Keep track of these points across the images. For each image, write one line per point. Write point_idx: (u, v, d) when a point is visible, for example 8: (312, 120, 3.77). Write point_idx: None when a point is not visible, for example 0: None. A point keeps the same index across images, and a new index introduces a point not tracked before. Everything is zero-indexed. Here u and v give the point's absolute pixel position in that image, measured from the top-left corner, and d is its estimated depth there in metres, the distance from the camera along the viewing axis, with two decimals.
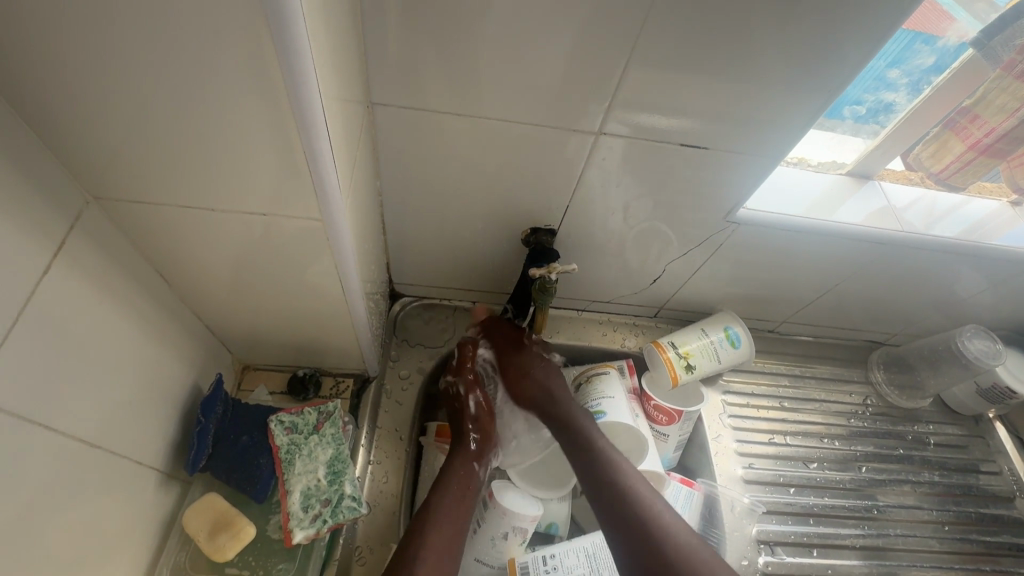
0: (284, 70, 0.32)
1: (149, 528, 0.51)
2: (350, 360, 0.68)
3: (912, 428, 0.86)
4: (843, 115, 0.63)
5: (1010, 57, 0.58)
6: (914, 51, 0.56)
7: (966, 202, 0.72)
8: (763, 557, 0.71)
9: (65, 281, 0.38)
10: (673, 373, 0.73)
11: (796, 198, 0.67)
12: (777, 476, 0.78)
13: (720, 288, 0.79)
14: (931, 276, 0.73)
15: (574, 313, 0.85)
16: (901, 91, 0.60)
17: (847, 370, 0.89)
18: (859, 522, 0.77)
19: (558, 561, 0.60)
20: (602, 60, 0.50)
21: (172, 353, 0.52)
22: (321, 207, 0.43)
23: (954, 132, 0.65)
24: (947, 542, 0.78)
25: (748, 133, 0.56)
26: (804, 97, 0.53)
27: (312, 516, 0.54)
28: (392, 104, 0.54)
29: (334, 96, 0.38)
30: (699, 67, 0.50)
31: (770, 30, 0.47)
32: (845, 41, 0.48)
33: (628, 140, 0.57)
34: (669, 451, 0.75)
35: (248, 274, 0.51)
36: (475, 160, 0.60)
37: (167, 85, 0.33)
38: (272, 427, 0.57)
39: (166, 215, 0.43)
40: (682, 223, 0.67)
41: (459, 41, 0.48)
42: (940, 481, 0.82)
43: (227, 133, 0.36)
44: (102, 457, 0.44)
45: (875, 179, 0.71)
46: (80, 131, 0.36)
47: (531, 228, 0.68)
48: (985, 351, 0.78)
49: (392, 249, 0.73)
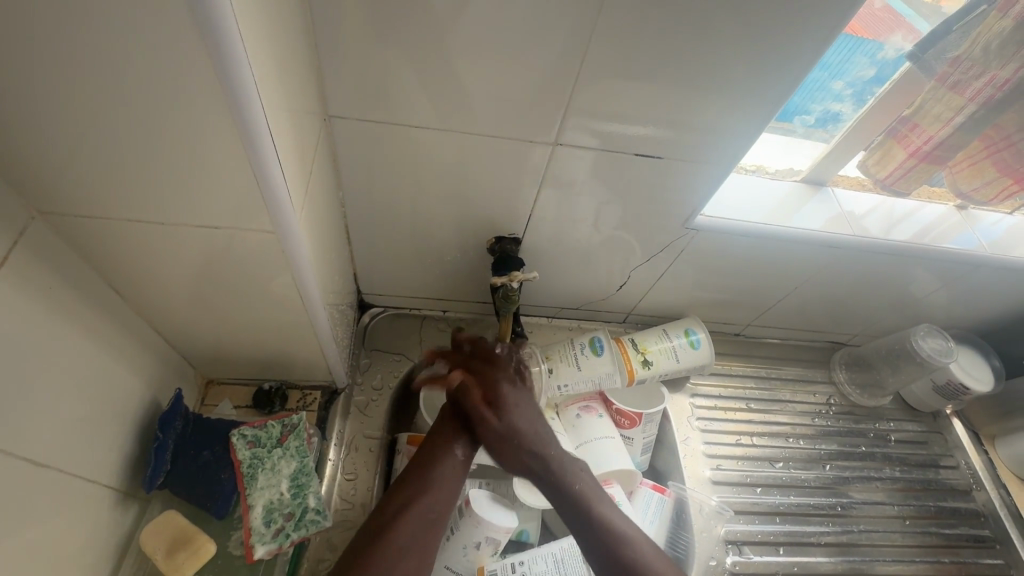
0: (226, 83, 0.33)
1: (104, 548, 0.50)
2: (316, 372, 0.68)
3: (874, 426, 0.88)
4: (794, 124, 0.66)
5: (944, 69, 0.61)
6: (854, 63, 0.59)
7: (914, 206, 0.74)
8: (731, 556, 0.73)
9: (11, 296, 0.38)
10: (629, 367, 0.74)
11: (753, 205, 0.69)
12: (744, 476, 0.79)
13: (685, 293, 0.81)
14: (885, 278, 0.76)
15: (544, 320, 0.86)
16: (846, 101, 0.63)
17: (812, 371, 0.91)
18: (825, 519, 0.79)
19: (526, 568, 0.60)
20: (555, 73, 0.51)
21: (129, 369, 0.52)
22: (274, 219, 0.43)
23: (895, 141, 0.68)
24: (909, 535, 0.80)
25: (699, 142, 0.58)
26: (749, 109, 0.55)
27: (275, 531, 0.54)
28: (350, 116, 0.54)
29: (283, 107, 0.39)
30: (648, 78, 0.52)
31: (714, 42, 0.49)
32: (787, 52, 0.50)
33: (585, 149, 0.58)
34: (637, 455, 0.75)
35: (205, 288, 0.51)
36: (436, 170, 0.60)
37: (114, 100, 0.33)
38: (233, 441, 0.55)
39: (116, 228, 0.43)
40: (643, 231, 0.69)
41: (414, 55, 0.49)
42: (901, 476, 0.84)
43: (178, 147, 0.37)
44: (52, 474, 0.43)
45: (828, 185, 0.73)
46: (26, 146, 0.35)
47: (496, 237, 0.69)
48: (938, 349, 0.81)
49: (359, 260, 0.73)
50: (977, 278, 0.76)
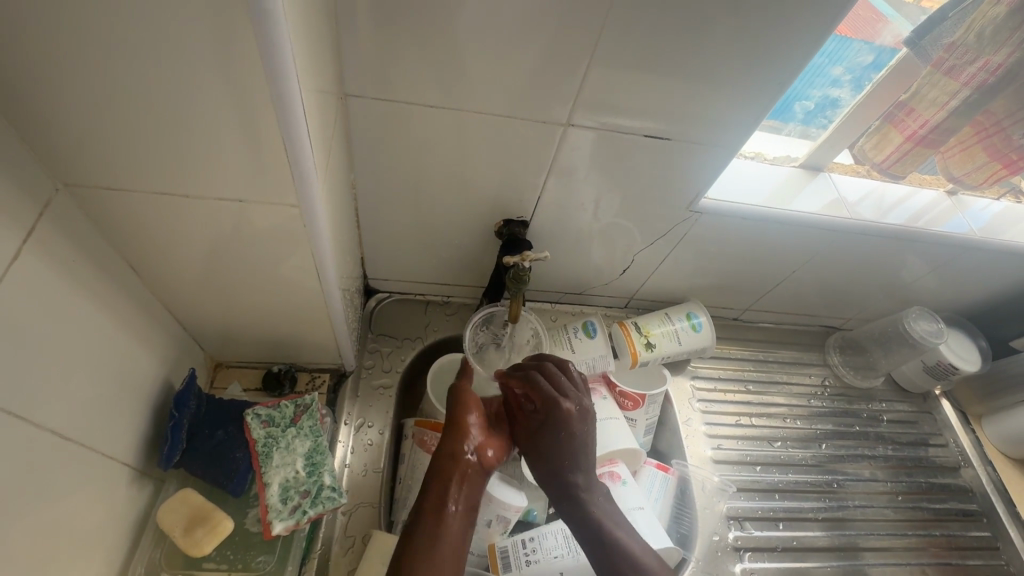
0: (263, 55, 0.33)
1: (121, 526, 0.50)
2: (326, 355, 0.68)
3: (867, 406, 0.91)
4: (794, 111, 0.67)
5: (939, 55, 0.63)
6: (854, 50, 0.61)
7: (907, 190, 0.76)
8: (733, 532, 0.75)
9: (35, 268, 0.38)
10: (633, 349, 0.76)
11: (753, 189, 0.71)
12: (744, 455, 0.81)
13: (687, 278, 0.82)
14: (878, 261, 0.78)
15: (548, 305, 0.87)
16: (846, 87, 0.65)
17: (807, 354, 0.94)
18: (821, 496, 0.81)
19: (537, 543, 0.62)
20: (569, 56, 0.52)
21: (144, 347, 0.52)
22: (297, 195, 0.43)
23: (893, 125, 0.70)
24: (900, 510, 0.83)
25: (707, 126, 0.59)
26: (755, 95, 0.56)
27: (292, 507, 0.54)
28: (365, 96, 0.54)
29: (310, 82, 0.39)
30: (660, 63, 0.53)
31: (726, 26, 0.50)
32: (795, 38, 0.51)
33: (596, 132, 0.59)
34: (640, 436, 0.77)
35: (221, 266, 0.51)
36: (449, 153, 0.61)
37: (147, 68, 0.33)
38: (248, 421, 0.56)
39: (137, 202, 0.43)
40: (647, 215, 0.70)
41: (430, 35, 0.50)
42: (893, 455, 0.87)
43: (207, 118, 0.37)
44: (71, 451, 0.43)
45: (825, 170, 0.75)
46: (54, 115, 0.35)
47: (504, 220, 0.69)
48: (930, 331, 0.84)
49: (367, 244, 0.73)
50: (966, 262, 0.79)
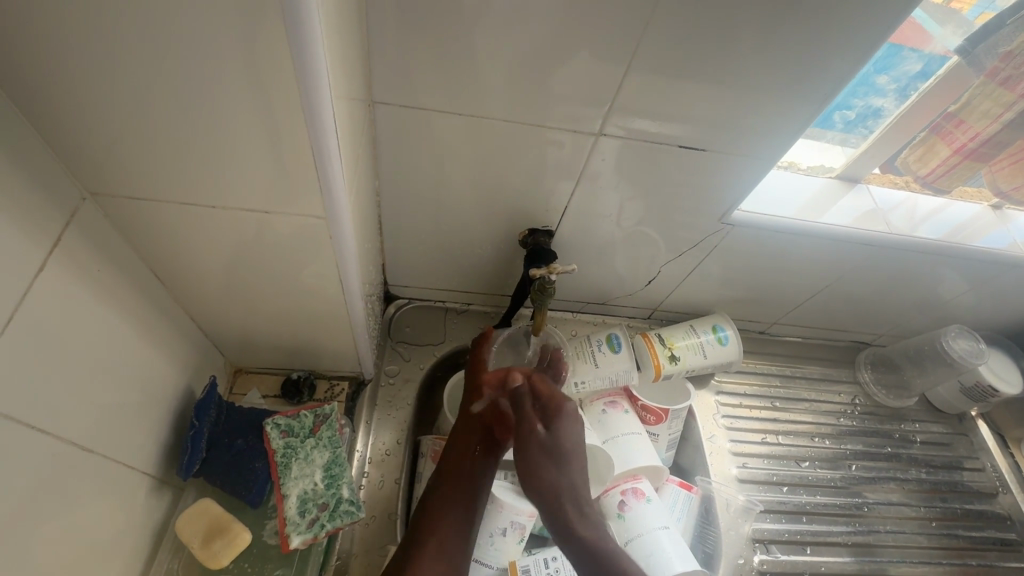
0: (296, 62, 0.32)
1: (141, 534, 0.50)
2: (345, 363, 0.67)
3: (898, 427, 0.88)
4: (833, 121, 0.65)
5: (994, 64, 0.60)
6: (901, 58, 0.58)
7: (949, 204, 0.73)
8: (758, 555, 0.73)
9: (61, 278, 0.37)
10: (656, 362, 0.74)
11: (786, 200, 0.69)
12: (770, 475, 0.79)
13: (714, 290, 0.80)
14: (916, 278, 0.75)
15: (569, 315, 0.85)
16: (889, 96, 0.62)
17: (837, 370, 0.91)
18: (849, 519, 0.78)
19: (560, 563, 0.60)
20: (601, 66, 0.50)
21: (166, 354, 0.51)
22: (325, 205, 0.42)
23: (940, 137, 0.67)
24: (933, 537, 0.79)
25: (743, 137, 0.57)
26: (796, 105, 0.54)
27: (310, 521, 0.54)
28: (393, 103, 0.53)
29: (342, 92, 0.38)
30: (696, 75, 0.51)
31: (768, 37, 0.48)
32: (839, 47, 0.49)
33: (628, 143, 0.58)
34: (663, 451, 0.75)
35: (244, 275, 0.50)
36: (474, 161, 0.59)
37: (176, 78, 0.33)
38: (267, 430, 0.55)
39: (163, 211, 0.42)
40: (676, 227, 0.68)
41: (461, 42, 0.48)
42: (926, 478, 0.84)
43: (235, 126, 0.36)
44: (95, 461, 0.42)
45: (863, 182, 0.72)
46: (82, 124, 0.35)
47: (528, 229, 0.68)
48: (969, 351, 0.80)
49: (388, 251, 0.72)
50: (1010, 279, 0.75)
